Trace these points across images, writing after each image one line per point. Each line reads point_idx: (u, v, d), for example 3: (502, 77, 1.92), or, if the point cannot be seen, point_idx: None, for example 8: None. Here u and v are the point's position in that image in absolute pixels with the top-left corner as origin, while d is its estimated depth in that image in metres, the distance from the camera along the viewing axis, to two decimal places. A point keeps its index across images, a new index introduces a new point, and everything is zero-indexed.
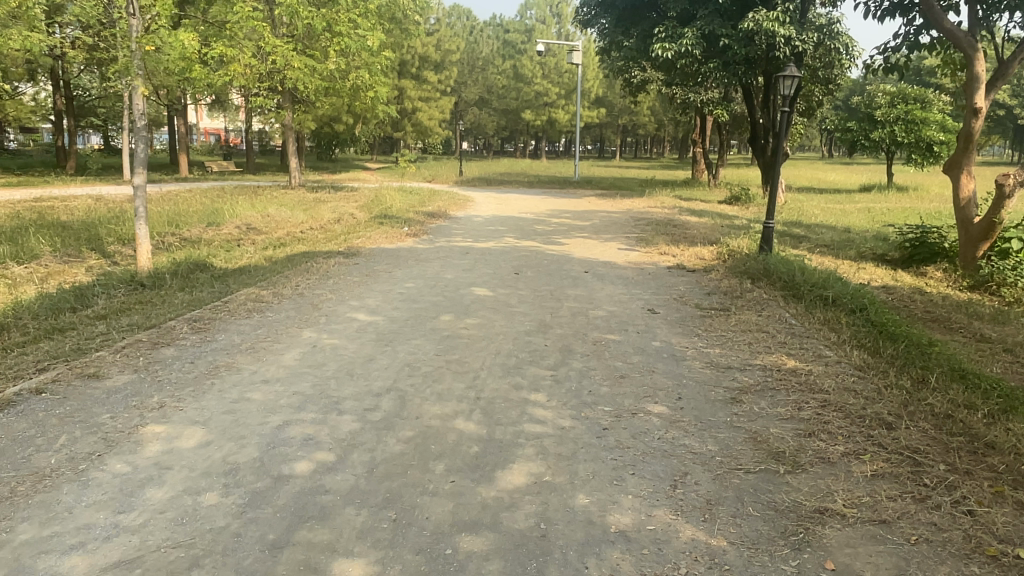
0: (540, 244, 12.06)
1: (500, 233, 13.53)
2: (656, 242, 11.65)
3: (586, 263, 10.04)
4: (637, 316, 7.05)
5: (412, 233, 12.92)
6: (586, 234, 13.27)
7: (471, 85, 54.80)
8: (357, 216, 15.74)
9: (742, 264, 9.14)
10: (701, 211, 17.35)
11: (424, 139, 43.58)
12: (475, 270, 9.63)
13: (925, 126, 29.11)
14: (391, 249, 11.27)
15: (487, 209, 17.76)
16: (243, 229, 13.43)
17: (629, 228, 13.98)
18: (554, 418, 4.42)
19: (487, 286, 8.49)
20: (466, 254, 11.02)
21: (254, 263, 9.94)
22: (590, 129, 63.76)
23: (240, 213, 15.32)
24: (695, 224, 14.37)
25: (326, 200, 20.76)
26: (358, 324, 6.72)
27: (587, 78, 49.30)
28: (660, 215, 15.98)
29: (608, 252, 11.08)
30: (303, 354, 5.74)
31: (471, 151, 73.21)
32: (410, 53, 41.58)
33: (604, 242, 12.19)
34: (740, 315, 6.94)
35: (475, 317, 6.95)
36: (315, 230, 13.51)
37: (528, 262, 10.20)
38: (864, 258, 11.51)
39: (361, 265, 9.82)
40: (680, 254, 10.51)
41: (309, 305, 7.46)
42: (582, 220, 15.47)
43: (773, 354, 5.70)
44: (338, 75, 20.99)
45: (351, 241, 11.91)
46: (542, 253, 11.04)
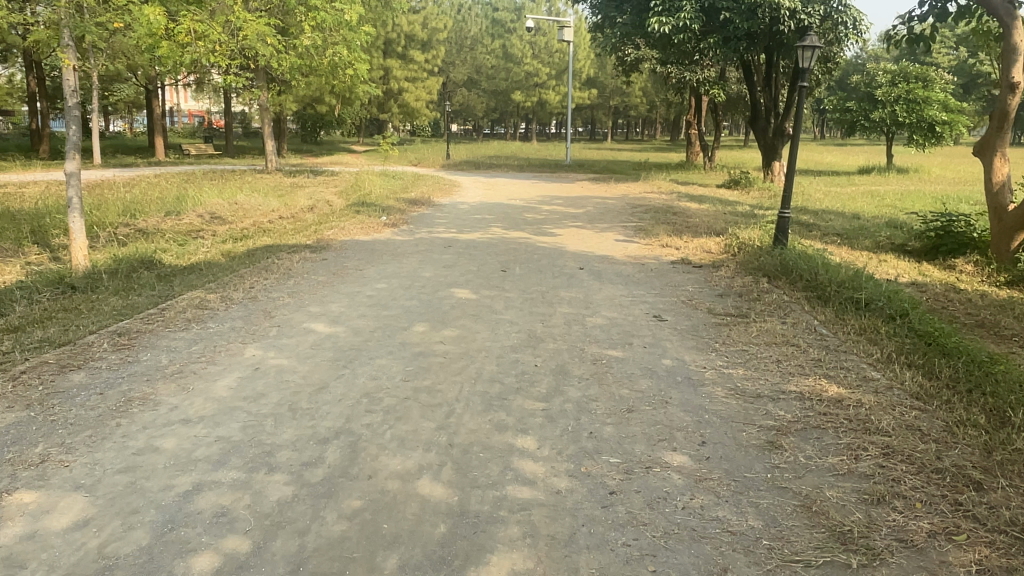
0: (529, 235, 11.04)
1: (486, 222, 12.51)
2: (656, 232, 10.68)
3: (581, 258, 9.04)
4: (643, 325, 6.05)
5: (391, 222, 11.86)
6: (578, 223, 12.26)
7: (459, 66, 53.47)
8: (333, 203, 14.65)
9: (755, 259, 8.13)
10: (701, 197, 16.38)
11: (412, 121, 42.35)
12: (457, 266, 8.61)
13: (927, 106, 28.12)
14: (366, 241, 10.23)
15: (474, 195, 16.73)
16: (205, 218, 12.34)
17: (625, 216, 12.97)
18: (546, 476, 3.43)
19: (470, 286, 7.48)
20: (448, 246, 10.00)
21: (209, 259, 8.87)
22: (581, 111, 62.59)
23: (207, 201, 14.19)
24: (696, 212, 13.39)
25: (304, 185, 19.64)
26: (314, 338, 5.69)
27: (577, 58, 48.11)
28: (658, 202, 14.97)
29: (604, 244, 10.08)
30: (239, 381, 4.72)
31: (460, 133, 71.88)
32: (395, 32, 40.21)
33: (599, 233, 11.18)
34: (761, 324, 5.93)
35: (454, 327, 5.95)
36: (284, 220, 12.41)
37: (517, 256, 9.20)
38: (883, 249, 10.58)
39: (330, 261, 8.78)
40: (684, 246, 9.51)
41: (262, 312, 6.43)
42: (574, 207, 14.45)
43: (808, 377, 4.71)
44: (314, 52, 19.80)
45: (322, 232, 10.83)
46: (532, 246, 10.03)
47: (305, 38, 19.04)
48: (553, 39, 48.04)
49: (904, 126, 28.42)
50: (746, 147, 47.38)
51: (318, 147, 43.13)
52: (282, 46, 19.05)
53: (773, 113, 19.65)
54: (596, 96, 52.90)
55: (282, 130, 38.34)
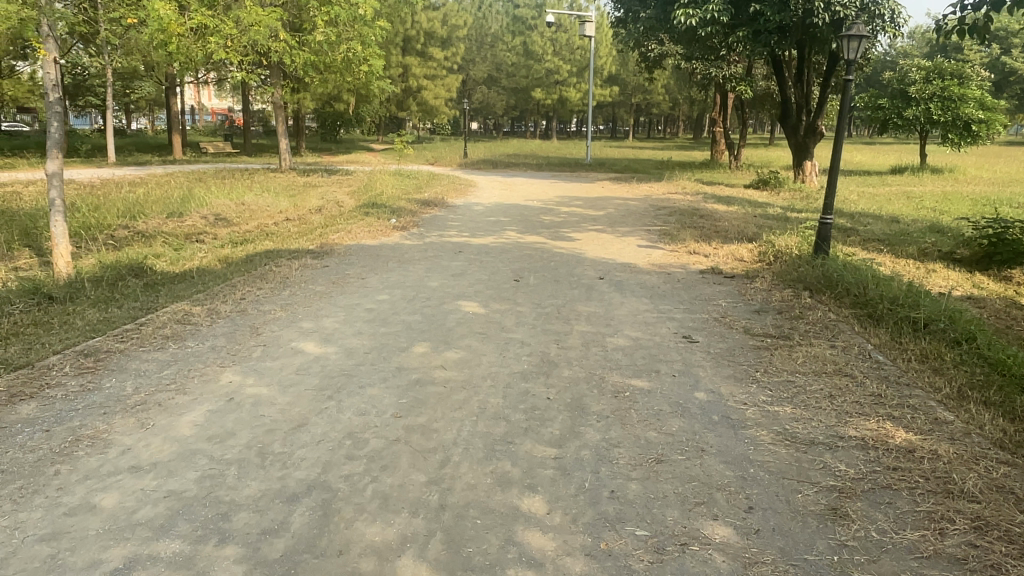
0: (546, 239, 10.39)
1: (501, 225, 11.85)
2: (682, 237, 9.97)
3: (602, 267, 8.35)
4: (671, 347, 5.36)
5: (401, 225, 11.27)
6: (598, 227, 11.57)
7: (479, 63, 52.90)
8: (343, 204, 14.08)
9: (794, 270, 7.40)
10: (729, 198, 15.60)
11: (430, 119, 41.86)
12: (466, 275, 7.96)
13: (963, 104, 27.00)
14: (372, 246, 9.63)
15: (490, 196, 16.09)
16: (209, 220, 11.83)
17: (648, 219, 12.25)
18: (557, 556, 2.77)
19: (479, 299, 6.83)
20: (458, 252, 9.35)
21: (204, 265, 8.33)
22: (602, 109, 61.78)
23: (214, 201, 13.68)
24: (724, 215, 12.63)
25: (317, 185, 19.11)
26: (301, 360, 5.08)
27: (599, 55, 47.33)
28: (683, 204, 14.21)
29: (626, 250, 9.37)
30: (208, 415, 4.11)
31: (480, 131, 71.30)
32: (415, 29, 39.69)
33: (621, 237, 10.47)
34: (807, 348, 5.22)
35: (458, 349, 5.31)
36: (291, 221, 11.85)
37: (532, 264, 8.54)
38: (928, 256, 9.79)
39: (332, 268, 8.18)
40: (714, 254, 8.79)
41: (250, 328, 5.84)
42: (594, 209, 13.77)
43: (869, 420, 4.02)
44: (329, 48, 19.21)
45: (328, 235, 10.23)
46: (549, 252, 9.38)
47: (319, 33, 18.48)
48: (574, 35, 47.31)
49: (938, 124, 27.33)
50: (770, 146, 46.37)
51: (336, 145, 42.77)
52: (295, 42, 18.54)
53: (804, 110, 18.78)
54: (618, 93, 52.03)
55: (299, 127, 37.97)
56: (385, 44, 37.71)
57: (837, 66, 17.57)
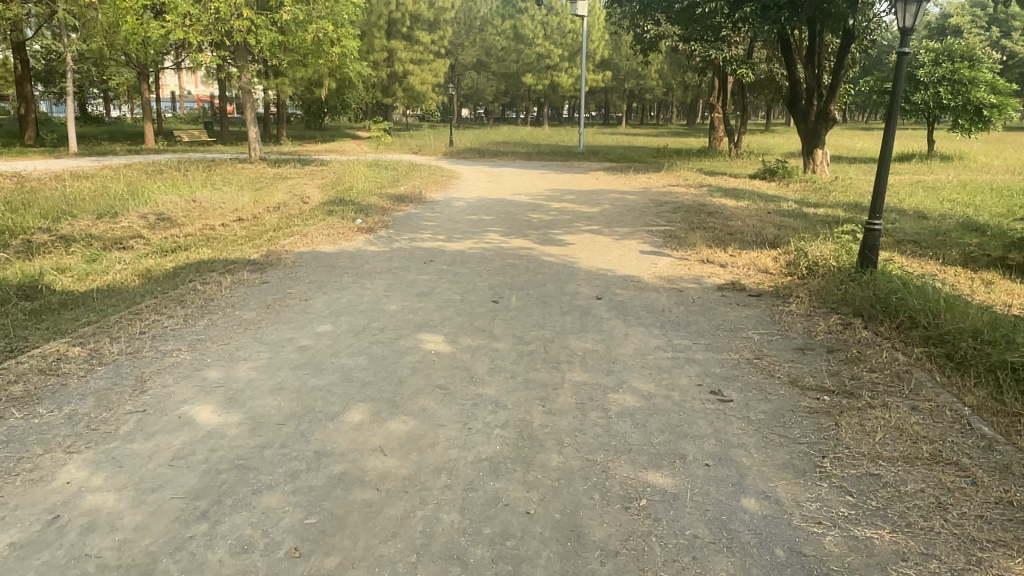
0: (533, 243, 8.99)
1: (483, 224, 10.42)
2: (692, 241, 8.58)
3: (599, 281, 6.93)
4: (697, 411, 3.94)
5: (368, 226, 9.84)
6: (593, 228, 10.15)
7: (468, 48, 51.27)
8: (309, 201, 12.57)
9: (838, 290, 5.99)
10: (737, 191, 14.22)
11: (417, 105, 40.20)
12: (434, 293, 6.53)
13: (974, 87, 25.41)
14: (329, 254, 8.18)
15: (474, 188, 14.65)
16: (150, 220, 10.38)
17: (649, 217, 10.86)
18: None
19: (446, 330, 5.41)
20: (430, 261, 7.92)
21: (117, 281, 6.87)
22: (595, 94, 60.21)
23: (162, 197, 12.15)
24: (734, 211, 11.25)
25: (288, 177, 17.60)
26: (184, 439, 3.63)
27: (591, 38, 45.71)
28: (687, 198, 12.81)
29: (627, 259, 7.96)
30: (3, 557, 2.67)
31: (471, 118, 69.52)
32: (399, 11, 37.88)
33: (620, 241, 9.09)
34: (884, 415, 3.82)
35: (405, 415, 3.89)
36: (243, 221, 10.37)
37: (517, 277, 7.14)
38: (974, 260, 8.42)
39: (272, 284, 6.75)
40: (733, 264, 7.39)
41: (134, 383, 4.40)
42: (588, 204, 12.34)
43: (1015, 560, 2.62)
44: (296, 27, 17.46)
45: (279, 239, 8.75)
46: (537, 260, 7.97)
47: (284, 12, 16.70)
48: (566, 18, 45.70)
49: (948, 109, 25.89)
50: (767, 132, 44.95)
51: (319, 133, 41.13)
52: (259, 21, 16.83)
53: (816, 93, 17.29)
54: (611, 79, 50.48)
55: (280, 114, 36.34)
56: (367, 27, 35.97)
57: (852, 46, 16.09)
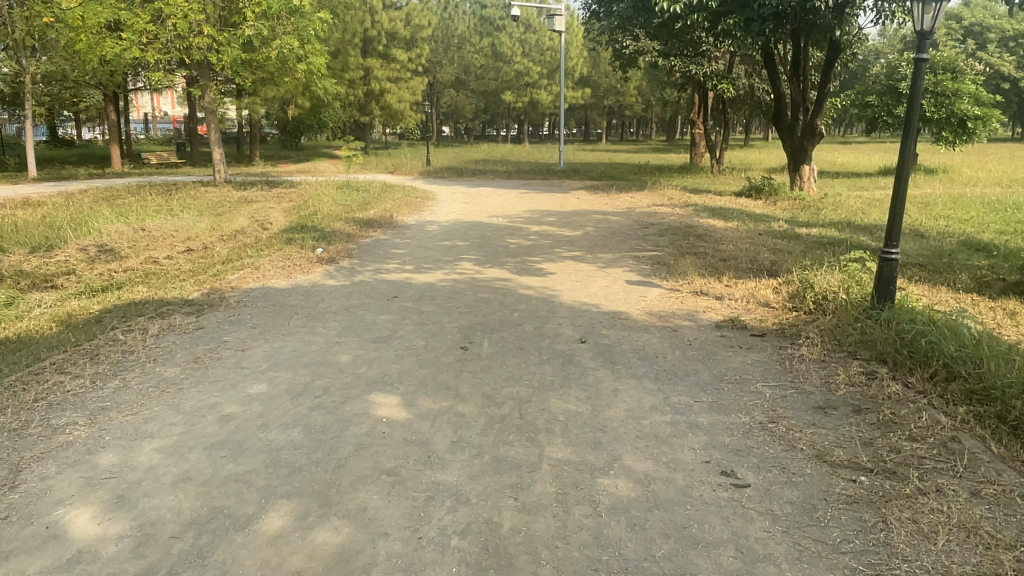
0: (510, 272, 8.20)
1: (456, 251, 9.61)
2: (683, 269, 7.80)
3: (582, 320, 6.11)
4: (708, 503, 3.13)
5: (329, 255, 9.01)
6: (574, 254, 9.36)
7: (446, 66, 50.75)
8: (269, 227, 11.68)
9: (854, 330, 5.25)
10: (724, 210, 13.54)
11: (394, 123, 39.49)
12: (393, 338, 5.68)
13: (957, 99, 25.08)
14: (281, 290, 7.31)
15: (449, 210, 13.86)
16: (91, 252, 9.49)
17: (633, 241, 10.11)
18: None
19: (403, 388, 4.56)
20: (393, 296, 7.06)
21: (29, 329, 5.98)
22: (575, 111, 59.92)
23: (109, 226, 11.20)
24: (724, 233, 10.53)
25: (253, 200, 16.70)
26: (42, 566, 2.76)
27: (570, 55, 45.36)
28: (673, 218, 12.09)
29: (613, 291, 7.16)
30: None
31: (451, 136, 68.91)
32: (375, 29, 37.21)
33: (604, 269, 8.32)
34: (940, 506, 3.06)
35: (338, 519, 3.04)
36: (192, 252, 9.47)
37: (490, 316, 6.31)
38: (989, 285, 7.74)
39: (208, 330, 5.88)
40: (730, 297, 6.63)
41: (6, 474, 3.52)
42: (569, 227, 11.57)
43: None
44: (259, 44, 16.65)
45: (225, 275, 7.87)
46: (514, 293, 7.18)
47: (246, 27, 15.86)
48: (544, 35, 45.31)
49: (931, 122, 25.54)
50: (749, 147, 44.71)
51: (295, 153, 40.25)
52: (221, 37, 16.01)
53: (802, 107, 16.71)
54: (590, 96, 50.17)
55: (253, 135, 35.44)
56: (341, 45, 35.20)
57: (838, 58, 15.56)
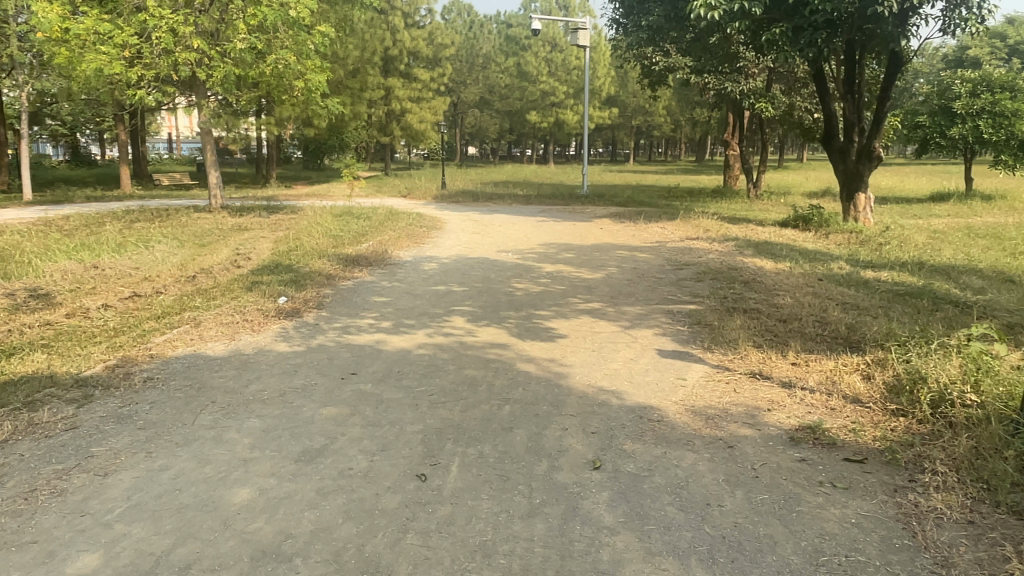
0: (509, 332, 6.49)
1: (450, 299, 7.93)
2: (732, 333, 6.06)
3: (596, 423, 4.38)
4: None
5: (294, 306, 7.39)
6: (593, 305, 7.61)
7: (470, 85, 49.60)
8: (242, 264, 10.10)
9: (1011, 467, 3.47)
10: (770, 245, 11.76)
11: (415, 143, 38.22)
12: (326, 453, 3.98)
13: (1018, 119, 22.81)
14: (212, 360, 5.68)
15: (454, 243, 12.25)
16: (18, 296, 7.98)
17: (666, 288, 8.34)
18: None
19: (304, 572, 2.85)
20: (352, 372, 5.37)
21: None
22: (601, 131, 58.34)
23: (54, 263, 9.64)
24: (774, 279, 8.74)
25: (247, 228, 15.31)
26: None
27: (597, 75, 43.91)
28: (711, 257, 10.31)
29: (640, 369, 5.39)
30: None
31: (476, 157, 67.84)
32: (396, 47, 36.09)
33: (629, 330, 6.59)
34: None
35: None
36: (134, 299, 7.86)
37: (471, 410, 4.59)
38: None
39: (78, 434, 4.23)
40: (804, 386, 4.89)
41: None
42: (589, 267, 9.86)
43: None
44: (255, 59, 15.32)
45: (151, 336, 6.23)
46: (508, 368, 5.46)
47: (238, 41, 14.53)
48: (571, 54, 43.92)
49: (989, 144, 23.33)
50: (784, 169, 42.59)
51: (315, 174, 39.14)
52: (212, 52, 14.71)
53: (856, 129, 14.95)
54: (618, 116, 48.64)
55: (269, 156, 34.38)
56: (360, 63, 33.99)
57: (899, 72, 13.76)
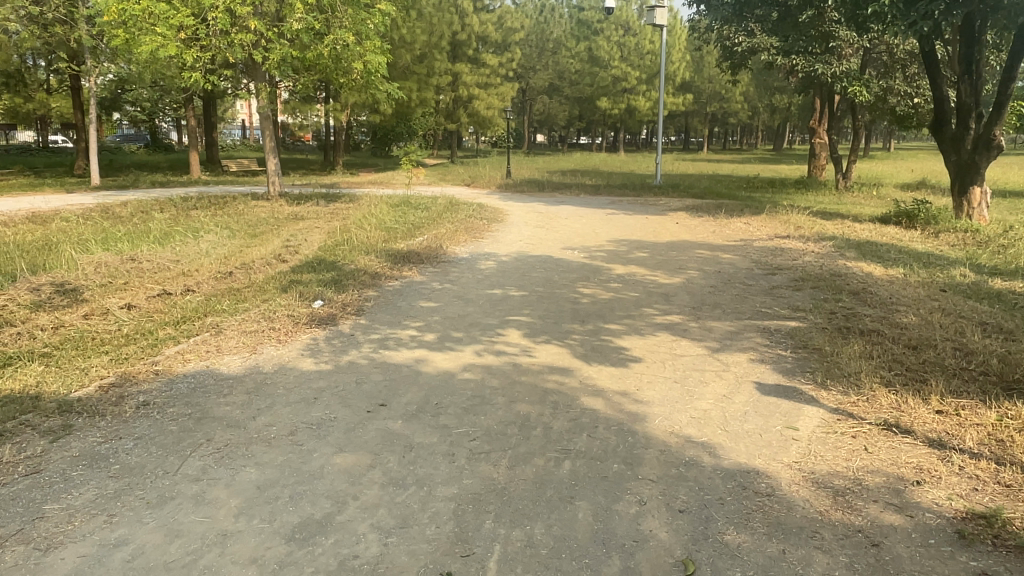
0: (571, 353, 5.45)
1: (507, 306, 6.95)
2: (851, 365, 4.90)
3: (685, 494, 3.32)
4: None
5: (329, 311, 6.53)
6: (672, 317, 6.50)
7: (540, 71, 48.24)
8: (286, 259, 9.38)
9: None
10: (873, 246, 10.33)
11: (482, 130, 37.35)
12: (327, 529, 3.04)
13: None
14: (222, 381, 4.84)
15: (516, 237, 11.28)
16: (43, 290, 7.39)
17: (757, 298, 7.13)
18: None
19: None
20: (380, 403, 4.44)
21: None
22: (674, 118, 56.22)
23: (90, 254, 9.10)
24: (888, 288, 7.41)
25: (303, 217, 14.71)
26: None
27: (671, 59, 42.03)
28: (807, 259, 9.00)
29: (737, 411, 4.29)
30: None
31: (545, 145, 66.58)
32: (465, 32, 35.24)
33: (717, 352, 5.45)
34: None
35: None
36: (162, 298, 7.18)
37: (520, 466, 3.59)
38: None
39: (37, 482, 3.42)
40: (961, 453, 3.73)
41: None
42: (666, 269, 8.72)
43: None
44: (312, 40, 14.63)
45: (163, 346, 5.47)
46: (569, 404, 4.42)
47: (294, 21, 13.86)
48: (645, 38, 42.21)
49: None
50: (873, 159, 39.79)
51: (381, 161, 38.82)
52: (269, 33, 14.11)
53: (972, 115, 13.22)
54: (692, 102, 46.58)
55: (336, 143, 34.16)
56: (428, 48, 32.89)
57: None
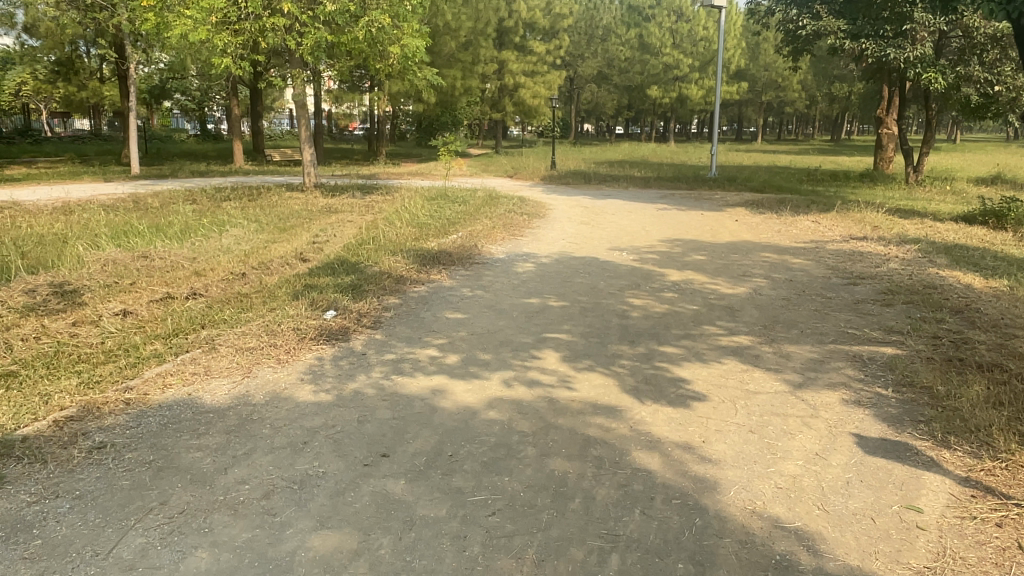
0: (620, 385, 4.51)
1: (545, 319, 6.04)
2: (980, 415, 3.85)
3: None
4: None
5: (339, 324, 5.70)
6: (740, 339, 5.50)
7: (589, 59, 46.85)
8: (305, 258, 8.63)
9: None
10: (964, 250, 9.09)
11: (527, 120, 36.18)
12: None
13: None
14: (199, 415, 4.04)
15: (557, 235, 10.34)
16: (36, 292, 6.75)
17: (839, 315, 6.07)
18: None
19: None
20: (383, 453, 3.59)
21: None
22: (727, 108, 54.26)
23: (100, 251, 8.50)
24: (996, 304, 6.27)
25: (336, 210, 14.02)
26: None
27: (726, 46, 40.27)
28: (891, 267, 7.85)
29: (837, 482, 3.31)
30: None
31: (592, 135, 65.12)
32: (512, 19, 34.23)
33: (800, 389, 4.45)
34: None
35: None
36: (162, 303, 6.47)
37: (551, 562, 2.70)
38: None
39: None
40: None
41: None
42: (728, 275, 7.69)
43: None
44: (347, 23, 13.88)
45: (144, 367, 4.72)
46: (617, 462, 3.49)
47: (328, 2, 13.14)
48: (698, 24, 40.59)
49: None
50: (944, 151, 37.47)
51: (425, 151, 38.17)
52: (305, 17, 13.41)
53: None
54: (747, 91, 44.66)
55: (379, 132, 33.59)
56: (473, 35, 31.89)
57: None
